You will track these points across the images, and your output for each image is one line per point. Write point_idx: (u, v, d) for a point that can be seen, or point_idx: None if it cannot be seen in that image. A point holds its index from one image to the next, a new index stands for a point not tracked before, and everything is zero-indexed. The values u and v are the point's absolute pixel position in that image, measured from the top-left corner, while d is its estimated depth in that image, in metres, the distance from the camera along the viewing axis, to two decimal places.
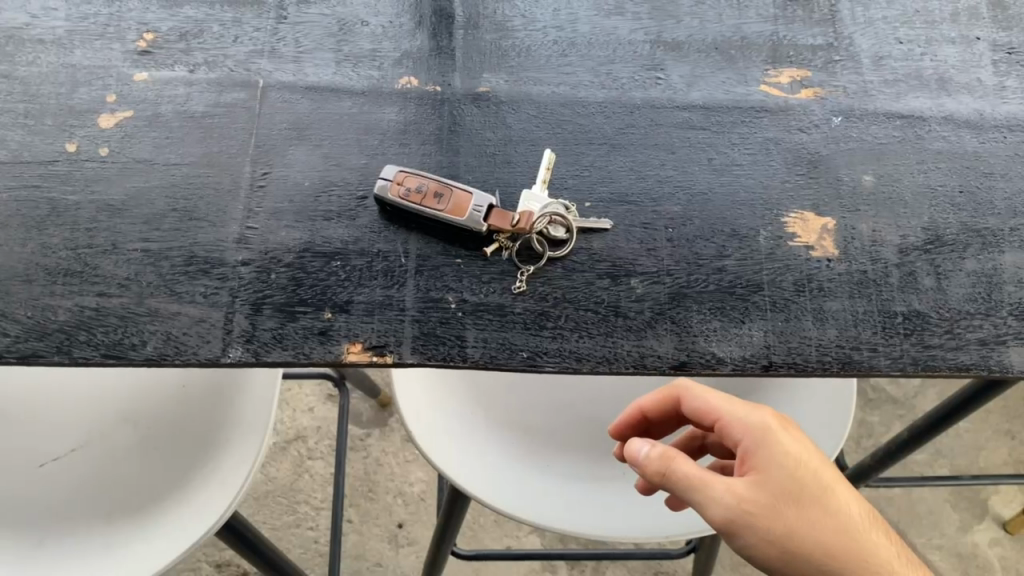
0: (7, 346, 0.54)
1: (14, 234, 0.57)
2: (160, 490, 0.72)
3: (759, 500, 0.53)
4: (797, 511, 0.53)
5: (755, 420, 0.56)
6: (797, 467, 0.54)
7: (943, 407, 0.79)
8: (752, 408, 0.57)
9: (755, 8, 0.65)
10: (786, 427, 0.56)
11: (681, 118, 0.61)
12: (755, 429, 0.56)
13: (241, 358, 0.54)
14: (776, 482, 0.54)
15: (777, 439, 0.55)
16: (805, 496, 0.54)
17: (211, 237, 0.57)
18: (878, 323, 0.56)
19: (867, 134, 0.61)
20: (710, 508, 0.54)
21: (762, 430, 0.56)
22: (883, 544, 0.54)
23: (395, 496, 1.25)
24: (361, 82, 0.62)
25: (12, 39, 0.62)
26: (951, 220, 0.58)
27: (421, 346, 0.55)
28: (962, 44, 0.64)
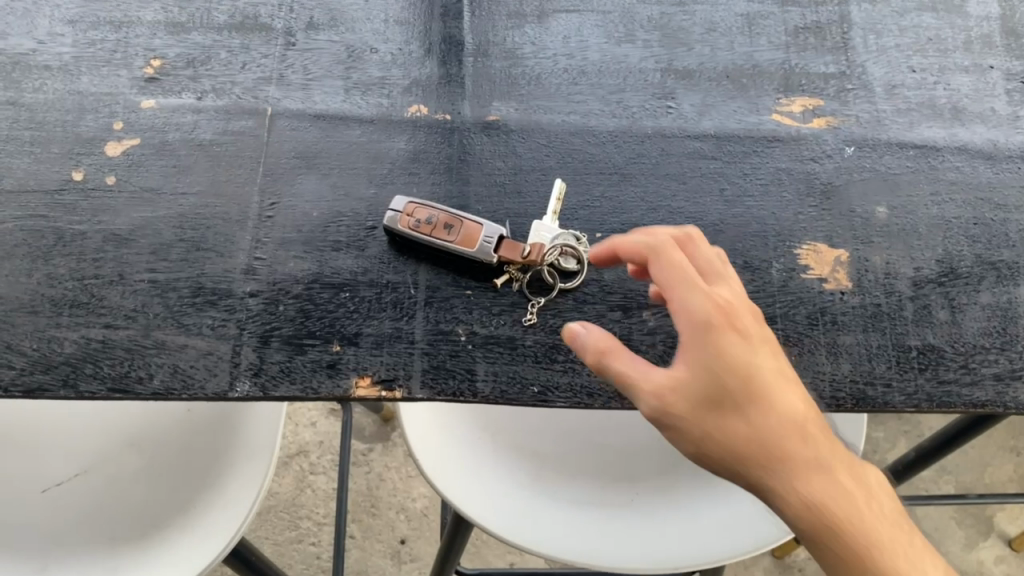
0: (12, 380, 0.53)
1: (20, 264, 0.56)
2: (164, 517, 0.72)
3: (686, 339, 0.48)
4: (740, 433, 0.47)
5: (700, 304, 0.48)
6: (746, 390, 0.47)
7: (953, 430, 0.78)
8: (697, 291, 0.49)
9: (766, 35, 0.64)
10: (734, 325, 0.48)
11: (693, 148, 0.61)
12: (695, 325, 0.48)
13: (249, 392, 0.53)
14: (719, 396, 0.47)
15: (718, 343, 0.48)
16: (753, 424, 0.47)
17: (219, 267, 0.56)
18: (892, 357, 0.55)
19: (880, 164, 0.60)
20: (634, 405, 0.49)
21: (709, 319, 0.48)
22: (856, 480, 0.47)
23: (398, 512, 1.24)
24: (370, 110, 0.61)
25: (18, 66, 0.62)
26: (965, 252, 0.58)
27: (431, 380, 0.54)
28: (975, 73, 0.63)
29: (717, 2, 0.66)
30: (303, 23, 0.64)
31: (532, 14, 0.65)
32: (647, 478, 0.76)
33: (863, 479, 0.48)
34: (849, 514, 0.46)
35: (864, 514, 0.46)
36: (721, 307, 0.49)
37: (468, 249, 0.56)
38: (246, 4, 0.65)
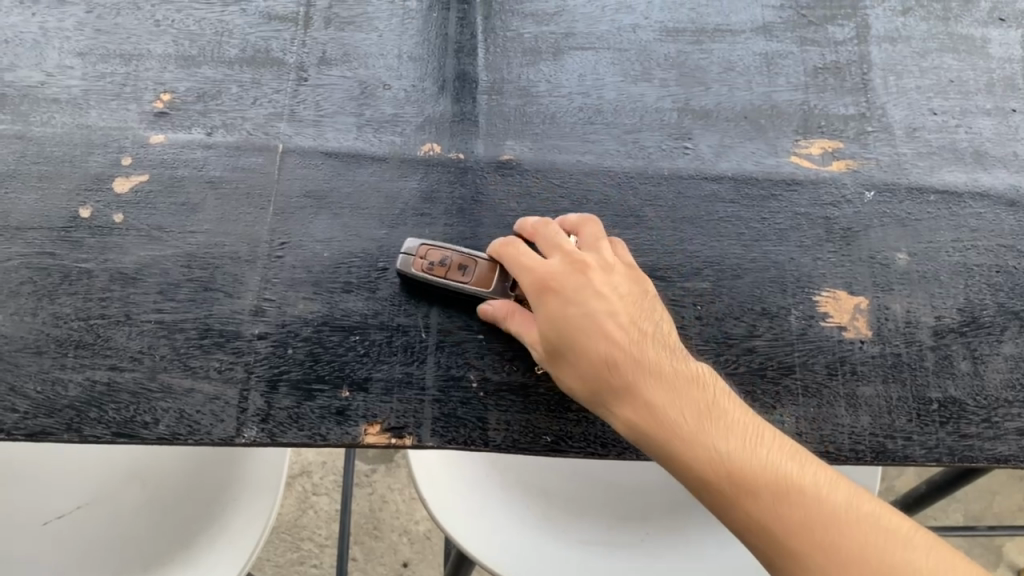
0: (15, 423, 0.52)
1: (25, 303, 0.55)
2: (167, 551, 0.70)
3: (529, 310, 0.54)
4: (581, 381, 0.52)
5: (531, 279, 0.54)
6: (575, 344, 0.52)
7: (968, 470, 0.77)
8: (521, 267, 0.54)
9: (785, 75, 0.63)
10: (532, 292, 0.53)
11: (709, 190, 0.60)
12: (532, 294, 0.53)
13: (256, 438, 0.52)
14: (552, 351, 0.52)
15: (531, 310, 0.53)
16: (586, 368, 0.52)
17: (228, 308, 0.56)
18: (912, 409, 0.54)
19: (901, 209, 0.59)
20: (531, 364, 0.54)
21: (535, 288, 0.53)
22: (704, 399, 0.50)
23: (400, 534, 1.23)
24: (383, 148, 0.60)
25: (27, 98, 0.61)
26: (988, 301, 0.57)
27: (441, 428, 0.53)
28: (997, 116, 0.62)
29: (735, 40, 0.65)
30: (315, 57, 0.63)
31: (547, 50, 0.64)
32: (659, 516, 0.75)
33: (711, 395, 0.50)
34: (689, 433, 0.50)
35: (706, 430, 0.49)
36: (545, 278, 0.54)
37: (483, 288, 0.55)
38: (258, 38, 0.64)
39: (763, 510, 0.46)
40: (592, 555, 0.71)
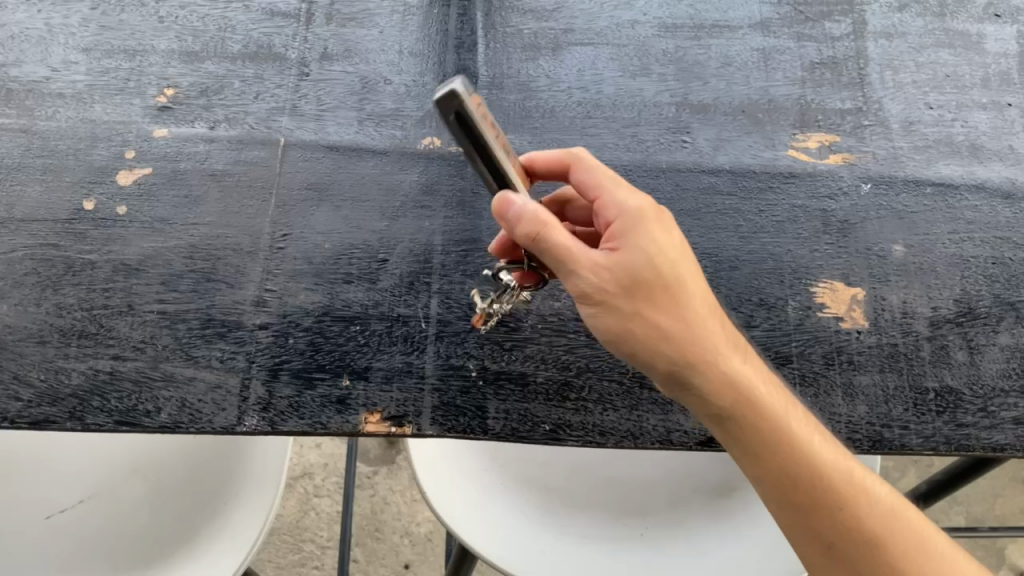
0: (19, 411, 0.53)
1: (29, 293, 0.56)
2: (168, 545, 0.71)
3: (617, 232, 0.50)
4: (663, 325, 0.49)
5: (636, 212, 0.50)
6: (668, 292, 0.49)
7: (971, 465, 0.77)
8: (627, 191, 0.51)
9: (783, 70, 0.64)
10: (642, 216, 0.50)
11: (707, 183, 0.60)
12: (621, 227, 0.50)
13: (257, 427, 0.53)
14: (633, 287, 0.49)
15: (636, 233, 0.50)
16: (675, 317, 0.49)
17: (230, 299, 0.56)
18: (909, 399, 0.54)
19: (898, 202, 0.60)
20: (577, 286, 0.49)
21: (638, 216, 0.50)
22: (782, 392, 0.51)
23: (401, 536, 1.23)
24: (383, 141, 0.61)
25: (32, 93, 0.62)
26: (984, 292, 0.57)
27: (440, 417, 0.54)
28: (993, 110, 0.63)
29: (732, 36, 0.65)
30: (317, 53, 0.64)
31: (547, 46, 0.65)
32: (659, 509, 0.75)
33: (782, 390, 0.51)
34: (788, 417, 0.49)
35: (778, 398, 0.50)
36: (648, 211, 0.51)
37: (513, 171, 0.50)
38: (261, 33, 0.65)
39: (861, 509, 0.48)
40: (593, 548, 0.72)
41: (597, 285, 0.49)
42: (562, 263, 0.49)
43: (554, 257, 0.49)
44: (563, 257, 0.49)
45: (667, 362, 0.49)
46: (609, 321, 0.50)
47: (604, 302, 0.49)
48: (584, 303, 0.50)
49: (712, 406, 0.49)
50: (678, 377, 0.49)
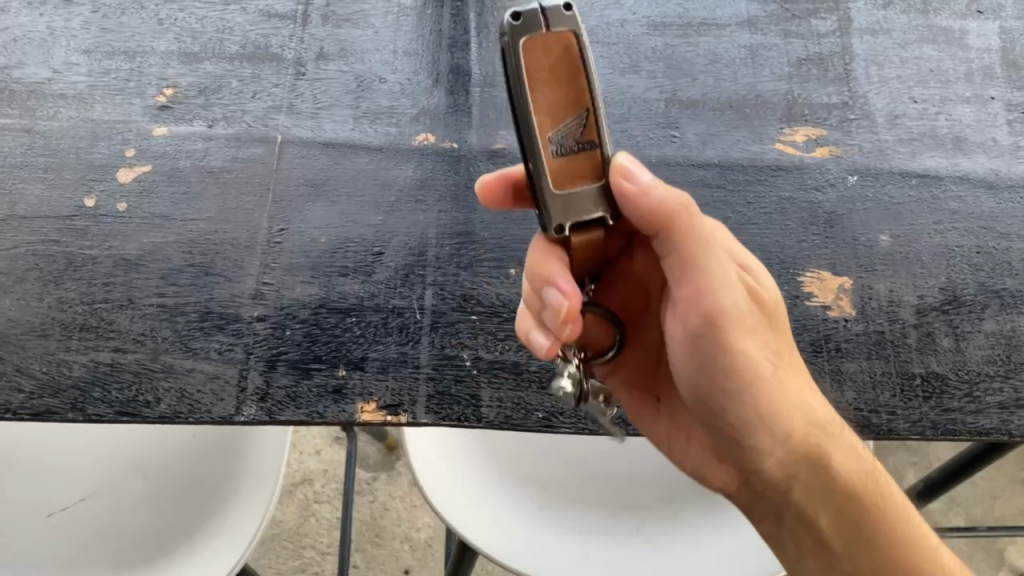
0: (21, 403, 0.54)
1: (32, 288, 0.57)
2: (168, 542, 0.71)
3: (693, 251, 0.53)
4: (799, 365, 0.51)
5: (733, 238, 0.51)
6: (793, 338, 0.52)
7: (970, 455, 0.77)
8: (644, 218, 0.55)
9: (770, 66, 0.65)
10: None
11: (696, 176, 0.61)
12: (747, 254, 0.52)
13: (255, 416, 0.54)
14: (779, 320, 0.51)
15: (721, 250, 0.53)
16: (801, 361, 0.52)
17: (228, 292, 0.57)
18: (896, 385, 0.55)
19: (883, 193, 0.61)
20: (731, 292, 0.49)
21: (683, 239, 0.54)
22: None
23: (402, 541, 1.21)
24: (378, 138, 0.62)
25: (34, 94, 0.63)
26: (968, 280, 0.58)
27: (435, 406, 0.54)
28: (976, 104, 0.64)
29: (720, 34, 0.67)
30: (313, 53, 0.65)
31: None
32: (655, 503, 0.75)
33: None
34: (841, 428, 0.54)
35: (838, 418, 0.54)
36: None
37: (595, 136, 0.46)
38: (258, 35, 0.66)
39: None
40: (592, 544, 0.72)
41: (754, 321, 0.50)
42: (717, 284, 0.49)
43: (689, 256, 0.49)
44: (724, 276, 0.49)
45: (807, 417, 0.50)
46: (758, 357, 0.50)
47: (755, 337, 0.50)
48: (727, 334, 0.50)
49: (833, 448, 0.50)
50: (812, 421, 0.50)
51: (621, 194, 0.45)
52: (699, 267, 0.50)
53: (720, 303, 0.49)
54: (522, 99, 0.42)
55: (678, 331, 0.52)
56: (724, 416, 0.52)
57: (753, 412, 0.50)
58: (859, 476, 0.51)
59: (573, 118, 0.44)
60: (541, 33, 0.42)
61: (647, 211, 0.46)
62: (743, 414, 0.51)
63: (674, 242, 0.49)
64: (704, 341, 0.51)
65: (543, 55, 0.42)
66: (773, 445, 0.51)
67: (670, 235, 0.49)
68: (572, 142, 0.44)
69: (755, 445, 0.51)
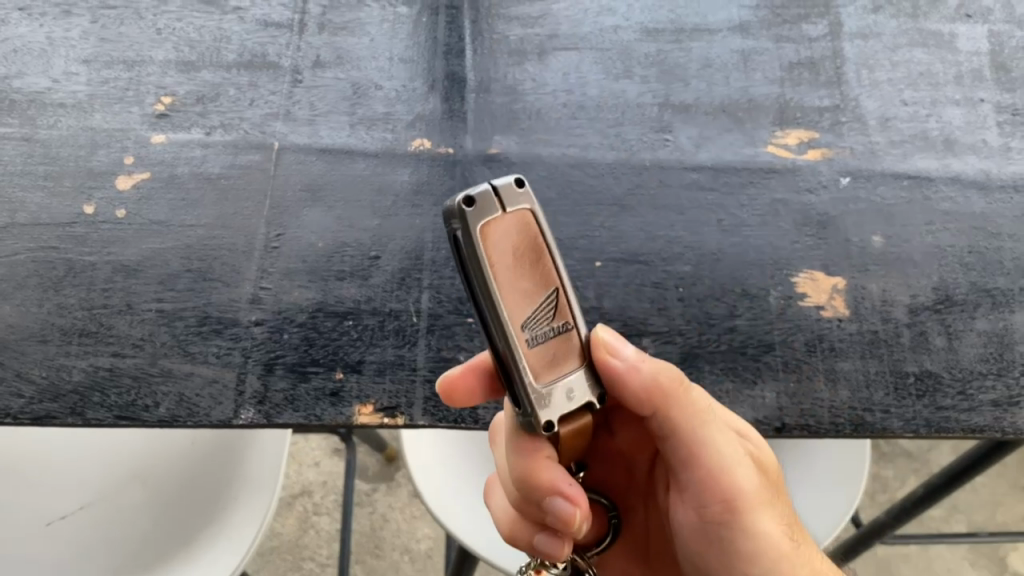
0: (21, 408, 0.54)
1: (31, 294, 0.57)
2: (167, 551, 0.69)
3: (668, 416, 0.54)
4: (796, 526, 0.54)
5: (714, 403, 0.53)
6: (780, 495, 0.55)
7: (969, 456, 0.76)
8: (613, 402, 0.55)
9: (762, 70, 0.66)
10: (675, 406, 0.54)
11: (690, 179, 0.62)
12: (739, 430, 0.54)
13: (253, 419, 0.54)
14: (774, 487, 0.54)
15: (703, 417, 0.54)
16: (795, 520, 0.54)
17: (226, 297, 0.57)
18: (889, 383, 0.55)
19: (876, 194, 0.61)
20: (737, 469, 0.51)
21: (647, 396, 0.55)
22: None
23: (402, 553, 1.20)
24: (375, 144, 0.63)
25: (34, 103, 0.64)
26: (960, 280, 0.59)
27: (432, 408, 0.55)
28: (966, 106, 0.65)
29: (712, 39, 0.68)
30: (310, 61, 0.66)
31: (532, 51, 0.67)
32: None
33: None
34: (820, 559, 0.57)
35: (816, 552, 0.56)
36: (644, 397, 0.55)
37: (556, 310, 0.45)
38: (256, 43, 0.67)
39: None
40: None
41: (763, 495, 0.52)
42: (728, 461, 0.51)
43: (688, 435, 0.50)
44: (733, 453, 0.51)
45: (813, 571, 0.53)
46: (772, 534, 0.52)
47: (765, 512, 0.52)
48: (745, 516, 0.52)
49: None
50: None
51: (609, 369, 0.46)
52: (705, 453, 0.51)
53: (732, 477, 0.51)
54: (494, 290, 0.40)
55: (691, 516, 0.54)
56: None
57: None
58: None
59: (542, 298, 0.43)
60: (497, 214, 0.41)
61: (637, 383, 0.47)
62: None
63: (668, 422, 0.50)
64: (724, 528, 0.52)
65: (503, 237, 0.41)
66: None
67: (669, 416, 0.50)
68: (545, 329, 0.43)
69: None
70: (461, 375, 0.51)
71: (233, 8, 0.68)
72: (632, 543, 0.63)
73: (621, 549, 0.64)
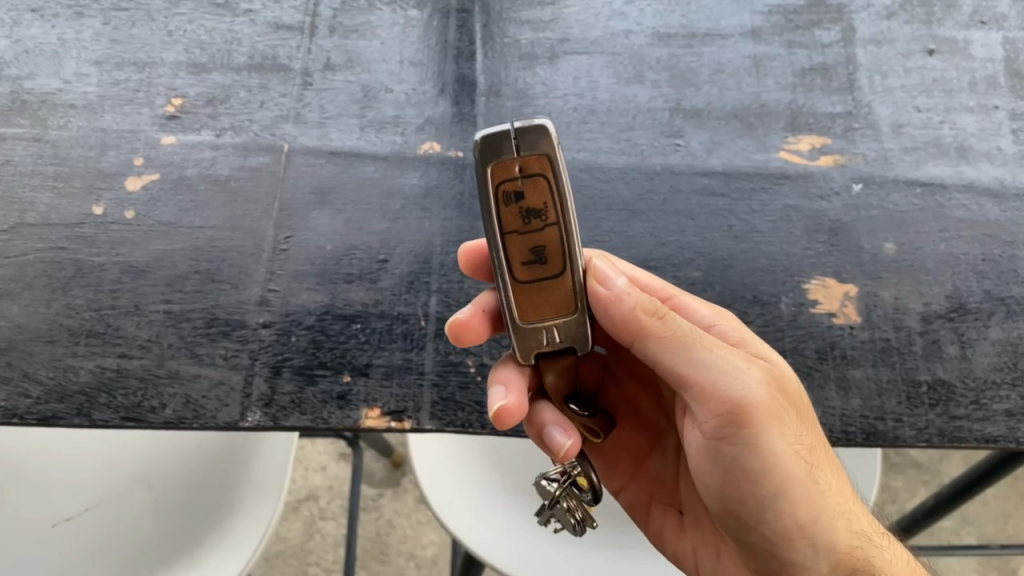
0: (28, 408, 0.54)
1: (39, 294, 0.57)
2: (172, 555, 0.68)
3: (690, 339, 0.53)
4: (826, 451, 0.52)
5: (731, 325, 0.52)
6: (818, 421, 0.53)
7: (984, 466, 0.75)
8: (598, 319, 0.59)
9: (774, 75, 0.66)
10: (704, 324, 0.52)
11: (701, 184, 0.61)
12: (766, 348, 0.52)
13: (260, 422, 0.54)
14: (804, 413, 0.51)
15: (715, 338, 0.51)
16: (828, 446, 0.53)
17: (233, 299, 0.57)
18: (902, 392, 0.55)
19: (888, 202, 0.61)
20: (738, 387, 0.49)
21: None
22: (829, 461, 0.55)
23: (407, 559, 1.19)
24: (384, 147, 0.63)
25: (45, 105, 0.64)
26: (974, 288, 0.58)
27: (439, 412, 0.55)
28: (980, 113, 0.64)
29: (724, 44, 0.67)
30: (320, 63, 0.66)
31: (543, 55, 0.67)
32: None
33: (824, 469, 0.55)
34: (843, 491, 0.53)
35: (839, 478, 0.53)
36: None
37: (493, 262, 0.46)
38: (267, 46, 0.67)
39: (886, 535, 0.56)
40: (598, 553, 0.68)
41: (776, 412, 0.49)
42: (728, 384, 0.48)
43: (684, 338, 0.48)
44: (733, 371, 0.49)
45: (825, 501, 0.52)
46: (791, 460, 0.50)
47: (782, 440, 0.50)
48: (754, 433, 0.49)
49: (850, 528, 0.52)
50: (836, 512, 0.52)
51: (596, 298, 0.48)
52: (699, 376, 0.48)
53: (740, 398, 0.49)
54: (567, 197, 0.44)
55: (698, 436, 0.53)
56: (756, 514, 0.52)
57: (793, 519, 0.51)
58: (858, 545, 0.52)
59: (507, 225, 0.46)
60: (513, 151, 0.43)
61: (621, 316, 0.48)
62: (783, 521, 0.52)
63: (669, 340, 0.48)
64: (730, 446, 0.50)
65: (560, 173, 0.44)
66: (816, 560, 0.52)
67: (657, 350, 0.49)
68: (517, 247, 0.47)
69: (793, 543, 0.52)
70: (471, 316, 0.52)
71: (244, 10, 0.68)
72: (662, 472, 0.63)
73: (650, 477, 0.64)
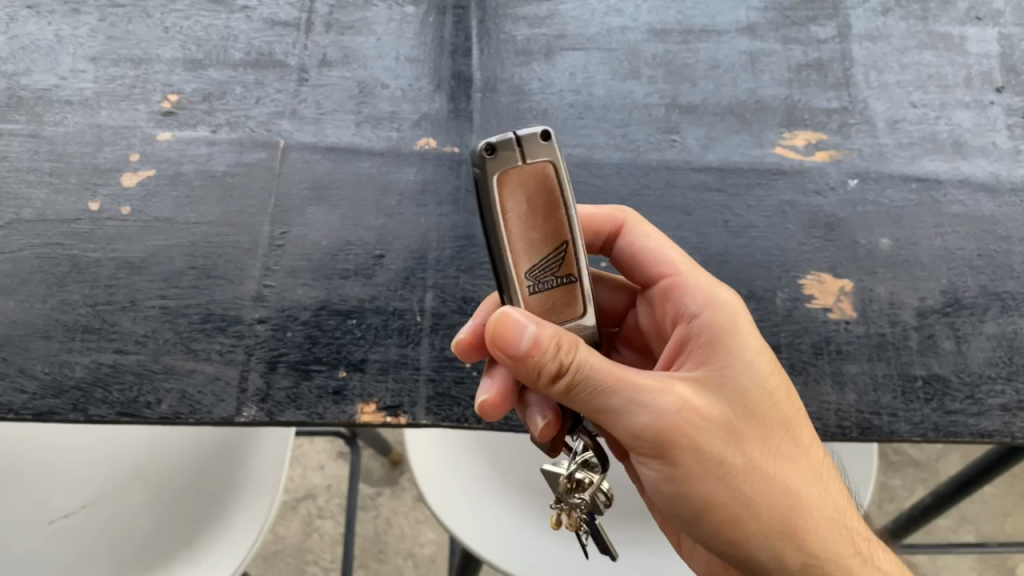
0: (23, 403, 0.54)
1: (35, 290, 0.57)
2: (167, 552, 0.68)
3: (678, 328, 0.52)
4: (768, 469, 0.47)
5: (712, 318, 0.50)
6: (772, 431, 0.47)
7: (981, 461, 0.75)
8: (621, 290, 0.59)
9: (770, 71, 0.66)
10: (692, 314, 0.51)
11: (697, 180, 0.61)
12: (732, 352, 0.49)
13: (255, 417, 0.54)
14: (730, 431, 0.46)
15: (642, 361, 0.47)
16: (789, 457, 0.48)
17: (230, 295, 0.57)
18: (897, 386, 0.55)
19: (883, 197, 0.61)
20: (644, 413, 0.44)
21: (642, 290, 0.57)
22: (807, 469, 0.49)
23: (405, 557, 1.19)
24: (380, 143, 0.63)
25: (42, 100, 0.64)
26: (969, 283, 0.58)
27: (435, 407, 0.55)
28: (976, 108, 0.64)
29: (719, 40, 0.67)
30: (317, 60, 0.66)
31: (539, 51, 0.67)
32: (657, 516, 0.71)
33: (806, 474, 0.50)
34: (808, 510, 0.47)
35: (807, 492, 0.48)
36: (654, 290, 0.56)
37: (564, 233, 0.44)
38: (263, 42, 0.67)
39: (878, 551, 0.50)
40: (591, 549, 0.68)
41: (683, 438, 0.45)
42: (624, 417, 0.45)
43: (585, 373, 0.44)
44: (632, 406, 0.44)
45: (773, 522, 0.46)
46: (709, 483, 0.46)
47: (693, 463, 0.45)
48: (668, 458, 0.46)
49: (805, 549, 0.47)
50: (786, 534, 0.47)
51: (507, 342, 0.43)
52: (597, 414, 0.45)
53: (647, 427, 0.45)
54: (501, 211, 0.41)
55: None
56: (695, 528, 0.49)
57: (725, 538, 0.48)
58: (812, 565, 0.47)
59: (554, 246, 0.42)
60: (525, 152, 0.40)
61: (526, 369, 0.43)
62: (717, 539, 0.48)
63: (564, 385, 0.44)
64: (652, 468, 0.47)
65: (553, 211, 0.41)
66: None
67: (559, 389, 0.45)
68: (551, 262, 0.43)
69: (730, 556, 0.48)
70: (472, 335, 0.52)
71: (241, 7, 0.69)
72: None
73: None
